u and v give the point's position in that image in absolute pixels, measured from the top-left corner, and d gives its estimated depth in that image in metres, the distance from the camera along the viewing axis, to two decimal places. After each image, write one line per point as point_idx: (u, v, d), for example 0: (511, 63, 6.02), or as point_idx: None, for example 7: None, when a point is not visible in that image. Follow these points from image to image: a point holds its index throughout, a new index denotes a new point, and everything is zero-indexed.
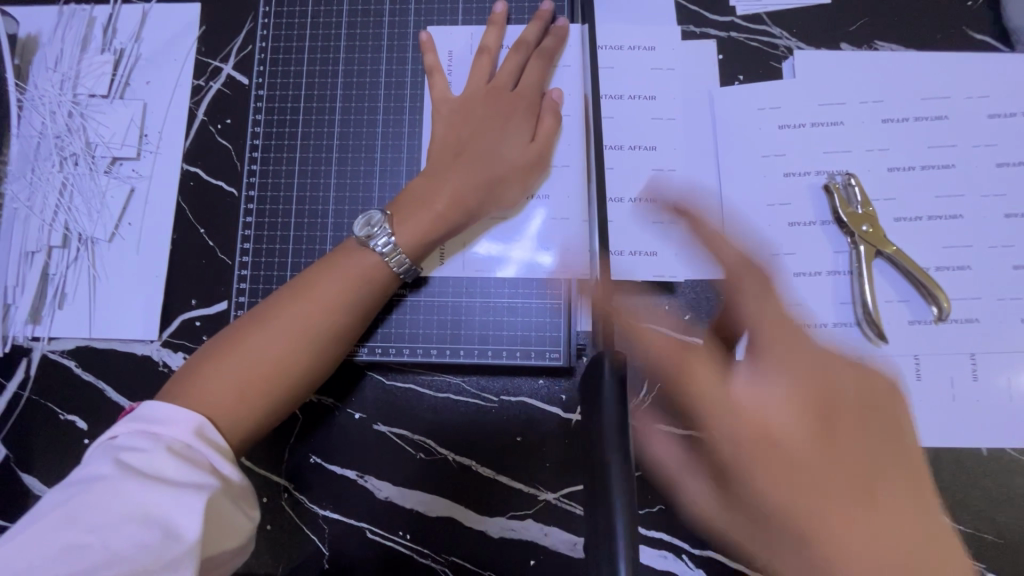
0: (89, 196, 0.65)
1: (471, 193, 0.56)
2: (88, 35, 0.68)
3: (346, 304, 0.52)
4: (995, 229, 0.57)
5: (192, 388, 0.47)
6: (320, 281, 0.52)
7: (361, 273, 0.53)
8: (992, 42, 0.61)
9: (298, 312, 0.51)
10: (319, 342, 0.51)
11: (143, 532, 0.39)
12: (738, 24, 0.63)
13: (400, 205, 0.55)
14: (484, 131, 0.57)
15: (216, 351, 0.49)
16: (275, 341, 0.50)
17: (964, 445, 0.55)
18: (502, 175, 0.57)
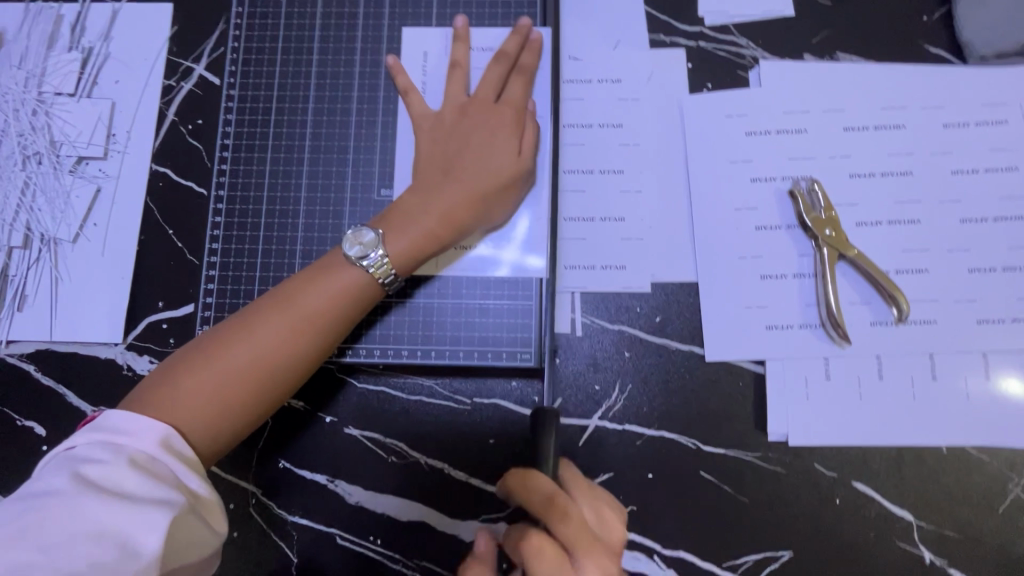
0: (53, 195, 0.64)
1: (462, 210, 0.55)
2: (56, 33, 0.67)
3: (327, 318, 0.52)
4: (951, 233, 0.59)
5: (164, 398, 0.46)
6: (301, 294, 0.52)
7: (344, 286, 0.53)
8: (945, 55, 0.63)
9: (278, 325, 0.50)
10: (298, 355, 0.51)
11: (100, 549, 0.38)
12: (706, 34, 0.65)
13: (387, 219, 0.55)
14: (472, 147, 0.57)
15: (190, 361, 0.48)
16: (253, 356, 0.49)
17: (925, 444, 0.57)
18: (494, 191, 0.57)
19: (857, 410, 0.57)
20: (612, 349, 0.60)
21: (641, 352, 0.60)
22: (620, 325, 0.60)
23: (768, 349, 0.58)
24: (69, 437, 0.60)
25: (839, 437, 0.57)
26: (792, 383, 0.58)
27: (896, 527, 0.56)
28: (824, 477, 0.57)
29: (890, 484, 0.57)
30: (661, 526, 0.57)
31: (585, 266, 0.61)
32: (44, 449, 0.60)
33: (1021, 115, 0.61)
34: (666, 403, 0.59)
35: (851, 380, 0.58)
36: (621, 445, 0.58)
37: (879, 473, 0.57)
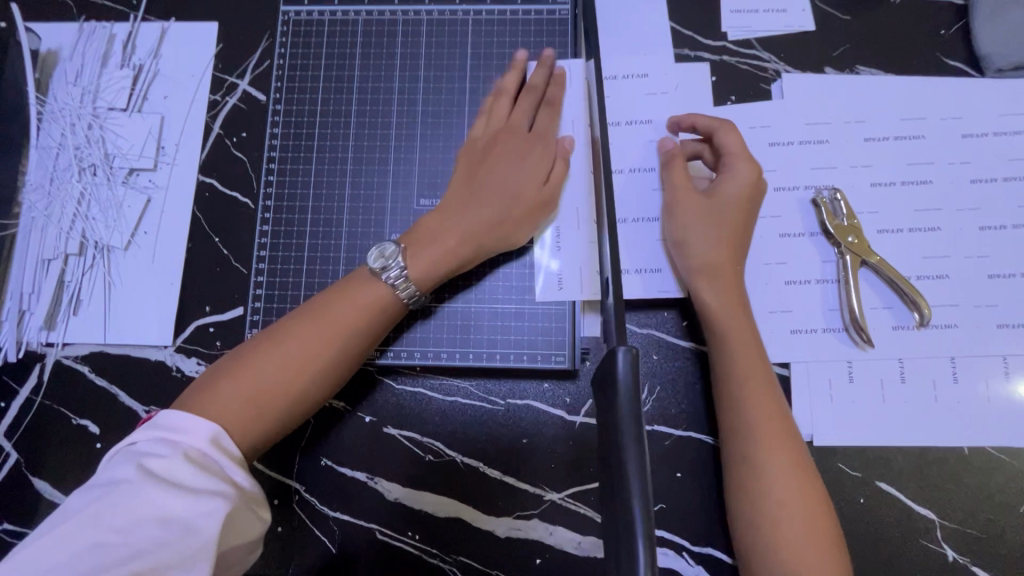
0: (106, 205, 0.67)
1: (485, 232, 0.58)
2: (109, 51, 0.70)
3: (362, 330, 0.54)
4: (971, 240, 0.61)
5: (208, 401, 0.49)
6: (337, 305, 0.54)
7: (378, 298, 0.55)
8: (964, 68, 0.65)
9: (315, 335, 0.53)
10: (333, 364, 0.53)
11: (160, 535, 0.41)
12: (729, 49, 0.67)
13: (413, 236, 0.58)
14: (500, 167, 0.60)
15: (232, 367, 0.51)
16: (289, 361, 0.51)
17: (948, 444, 0.58)
18: (516, 211, 0.59)
19: (880, 412, 0.59)
20: (642, 352, 0.62)
21: (669, 355, 0.62)
22: (648, 330, 0.62)
23: (793, 353, 0.60)
24: (121, 435, 0.63)
25: (862, 438, 0.59)
26: (817, 386, 0.60)
27: (920, 526, 0.57)
28: (848, 477, 0.58)
29: (913, 484, 0.58)
30: (689, 522, 0.59)
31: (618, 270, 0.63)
32: (97, 446, 0.63)
33: None
34: (693, 404, 0.61)
35: (874, 383, 0.59)
36: (651, 445, 0.60)
37: (903, 473, 0.58)
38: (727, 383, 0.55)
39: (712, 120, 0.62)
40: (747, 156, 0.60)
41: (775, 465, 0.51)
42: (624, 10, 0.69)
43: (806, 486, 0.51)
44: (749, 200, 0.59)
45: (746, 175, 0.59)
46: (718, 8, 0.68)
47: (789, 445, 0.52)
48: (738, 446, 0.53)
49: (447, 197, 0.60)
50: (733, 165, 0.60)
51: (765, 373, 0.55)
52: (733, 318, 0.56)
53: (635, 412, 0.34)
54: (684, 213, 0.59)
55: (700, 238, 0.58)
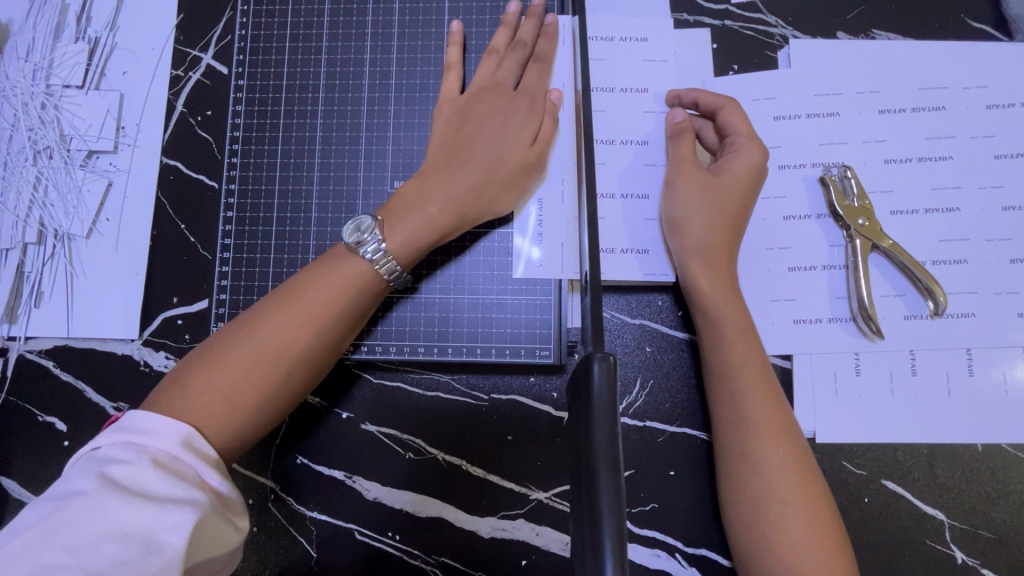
0: (65, 190, 0.63)
1: (469, 197, 0.54)
2: (62, 23, 0.65)
3: (340, 313, 0.50)
4: (993, 221, 0.56)
5: (179, 401, 0.45)
6: (310, 288, 0.50)
7: (354, 279, 0.51)
8: (990, 31, 0.60)
9: (288, 321, 0.49)
10: (312, 350, 0.50)
11: (122, 550, 0.37)
12: (732, 13, 0.61)
13: (390, 207, 0.53)
14: (487, 128, 0.55)
15: (203, 362, 0.47)
16: (264, 353, 0.48)
17: (961, 441, 0.55)
18: (499, 176, 0.54)
19: (888, 406, 0.55)
20: (633, 344, 0.58)
21: (663, 347, 0.58)
22: (640, 319, 0.58)
23: (795, 344, 0.56)
24: (89, 433, 0.61)
25: (869, 434, 0.55)
26: (821, 380, 0.56)
27: (929, 527, 0.54)
28: (853, 475, 0.55)
29: (922, 483, 0.55)
30: (682, 523, 0.56)
31: (608, 250, 0.58)
32: (65, 445, 0.61)
33: None
34: (688, 398, 0.57)
35: (883, 376, 0.55)
36: (642, 443, 0.57)
37: (911, 471, 0.55)
38: (724, 370, 0.51)
39: (716, 96, 0.57)
40: (748, 125, 0.55)
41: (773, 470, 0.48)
42: None
43: (806, 482, 0.47)
44: (754, 183, 0.54)
45: (755, 156, 0.54)
46: None
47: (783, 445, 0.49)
48: (734, 440, 0.49)
49: (428, 161, 0.56)
50: (741, 145, 0.55)
51: (763, 365, 0.51)
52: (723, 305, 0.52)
53: (610, 433, 0.30)
54: (687, 183, 0.54)
55: (699, 216, 0.53)
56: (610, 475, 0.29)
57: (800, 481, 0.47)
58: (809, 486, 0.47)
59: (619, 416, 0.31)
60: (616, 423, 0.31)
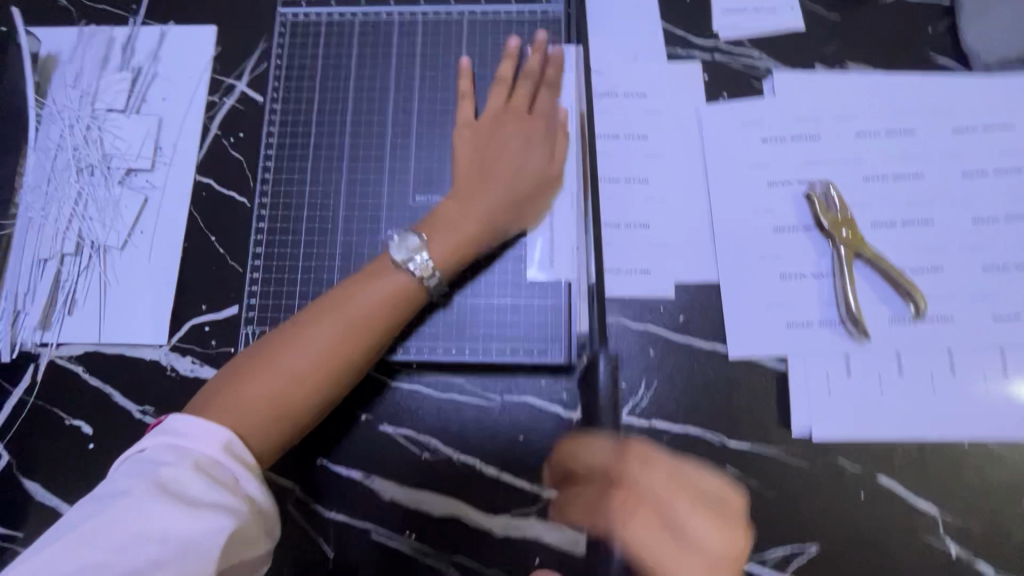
0: (103, 204, 0.67)
1: (501, 216, 0.60)
2: (108, 54, 0.71)
3: (375, 324, 0.54)
4: (964, 233, 0.61)
5: (229, 402, 0.48)
6: (353, 300, 0.54)
7: (389, 292, 0.55)
8: (952, 65, 0.66)
9: (332, 329, 0.52)
10: (354, 357, 0.53)
11: (161, 551, 0.40)
12: (720, 48, 0.68)
13: (429, 223, 0.59)
14: (515, 155, 0.62)
15: (252, 366, 0.51)
16: (311, 359, 0.51)
17: (947, 438, 0.58)
18: (525, 196, 0.61)
19: (879, 404, 0.59)
20: (637, 348, 0.62)
21: (666, 351, 0.62)
22: (644, 324, 0.62)
23: (789, 346, 0.60)
24: (115, 435, 0.63)
25: (862, 431, 0.58)
26: (815, 380, 0.59)
27: (922, 521, 0.57)
28: (849, 472, 0.58)
29: (914, 479, 0.58)
30: None
31: (612, 271, 0.63)
32: (90, 447, 0.63)
33: None
34: (691, 398, 0.60)
35: (872, 375, 0.59)
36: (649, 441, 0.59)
37: (904, 467, 0.58)
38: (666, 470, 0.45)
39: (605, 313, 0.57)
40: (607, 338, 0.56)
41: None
42: (614, 10, 0.70)
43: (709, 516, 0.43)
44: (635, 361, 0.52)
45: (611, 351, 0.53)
46: (710, 8, 0.69)
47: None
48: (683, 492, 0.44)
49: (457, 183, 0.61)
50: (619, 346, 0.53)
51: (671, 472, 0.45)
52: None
53: None
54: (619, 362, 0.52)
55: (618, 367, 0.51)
56: None
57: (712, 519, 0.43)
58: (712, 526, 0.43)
59: None
60: None
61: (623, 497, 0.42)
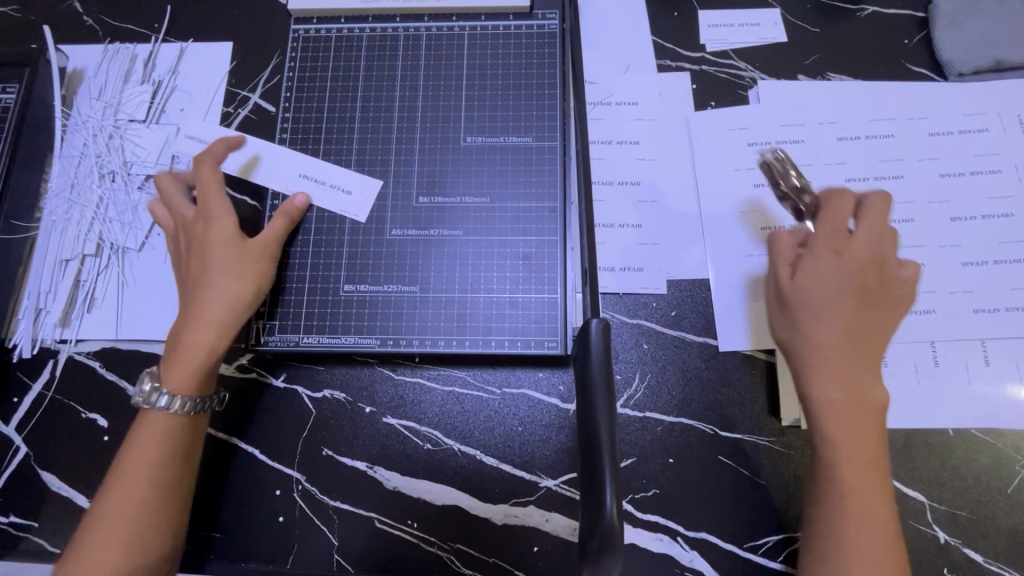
0: (122, 208, 0.71)
1: (205, 339, 0.57)
2: (131, 69, 0.76)
3: (164, 463, 0.54)
4: (943, 230, 0.64)
5: (79, 558, 0.51)
6: (128, 458, 0.54)
7: (162, 435, 0.55)
8: (928, 73, 0.70)
9: (133, 486, 0.53)
10: (154, 506, 0.53)
11: None
12: (707, 59, 0.72)
13: (167, 362, 0.57)
14: (217, 282, 0.59)
15: (82, 536, 0.52)
16: (130, 514, 0.52)
17: (932, 427, 0.60)
18: (225, 317, 0.58)
19: None
20: (630, 341, 0.64)
21: (658, 345, 0.64)
22: (637, 320, 0.65)
23: None
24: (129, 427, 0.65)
25: None
26: None
27: (911, 508, 0.58)
28: None
29: (901, 467, 0.59)
30: (683, 508, 0.59)
31: (607, 268, 0.66)
32: (104, 439, 0.65)
33: (1000, 123, 0.67)
34: (684, 390, 0.63)
35: None
36: (643, 433, 0.61)
37: (891, 456, 0.60)
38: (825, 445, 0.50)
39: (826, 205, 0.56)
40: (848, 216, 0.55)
41: (834, 391, 0.51)
42: (607, 25, 0.74)
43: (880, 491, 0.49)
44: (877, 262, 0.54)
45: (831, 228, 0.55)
46: (697, 22, 0.74)
47: (880, 488, 0.49)
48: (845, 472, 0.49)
49: (186, 284, 0.61)
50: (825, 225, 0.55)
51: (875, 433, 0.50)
52: (842, 331, 0.52)
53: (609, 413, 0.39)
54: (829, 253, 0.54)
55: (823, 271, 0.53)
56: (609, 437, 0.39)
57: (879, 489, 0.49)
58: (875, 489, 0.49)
59: (612, 396, 0.40)
60: (613, 401, 0.40)
61: (813, 313, 0.53)
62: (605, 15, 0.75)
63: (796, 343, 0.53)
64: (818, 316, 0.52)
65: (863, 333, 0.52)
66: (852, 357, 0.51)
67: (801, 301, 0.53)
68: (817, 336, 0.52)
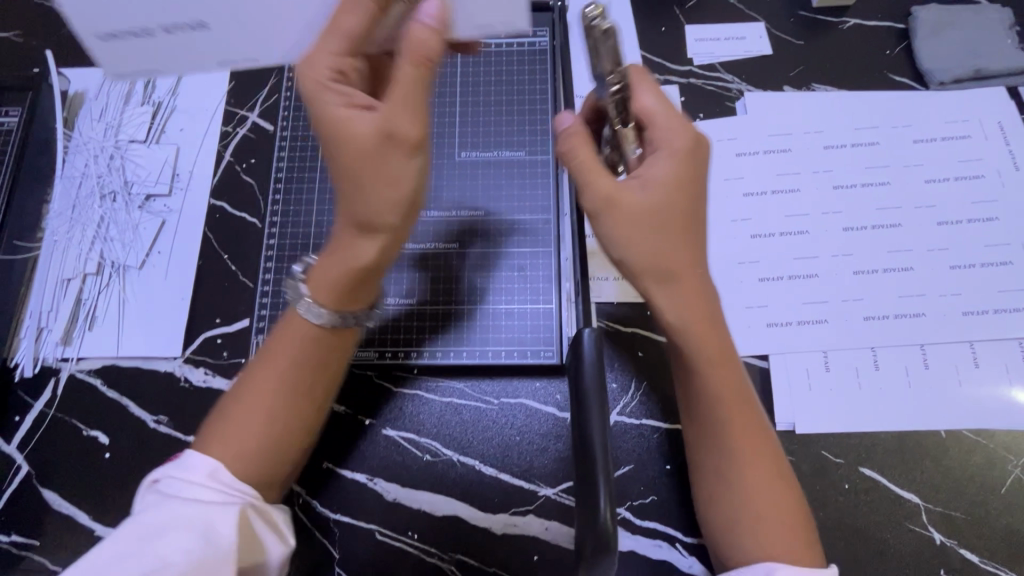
0: (123, 227, 0.72)
1: (363, 256, 0.48)
2: (131, 91, 0.77)
3: (308, 354, 0.51)
4: (929, 234, 0.65)
5: (226, 426, 0.49)
6: (280, 345, 0.50)
7: (299, 338, 0.50)
8: (910, 82, 0.72)
9: (267, 373, 0.50)
10: (296, 385, 0.50)
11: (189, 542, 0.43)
12: (694, 73, 0.74)
13: (330, 257, 0.49)
14: (360, 126, 0.45)
15: (230, 401, 0.50)
16: (254, 393, 0.49)
17: (924, 428, 0.60)
18: (376, 229, 0.47)
19: (857, 398, 0.62)
20: (625, 349, 0.65)
21: (653, 352, 0.65)
22: (632, 328, 0.66)
23: (769, 345, 0.64)
24: (130, 444, 0.66)
25: (845, 425, 0.61)
26: (795, 375, 0.63)
27: (906, 510, 0.59)
28: (833, 463, 0.60)
29: (896, 469, 0.60)
30: (681, 514, 0.60)
31: (600, 278, 0.67)
32: (106, 456, 0.65)
33: (982, 130, 0.68)
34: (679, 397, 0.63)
35: (850, 370, 0.62)
36: (640, 439, 0.62)
37: (885, 458, 0.60)
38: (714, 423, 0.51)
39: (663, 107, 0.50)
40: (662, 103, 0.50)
41: (672, 311, 0.49)
42: None
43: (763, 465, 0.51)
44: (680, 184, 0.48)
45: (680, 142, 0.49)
46: (683, 36, 0.75)
47: (750, 414, 0.51)
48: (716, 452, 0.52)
49: (340, 183, 0.46)
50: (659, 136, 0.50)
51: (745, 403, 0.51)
52: (685, 251, 0.49)
53: (601, 410, 0.41)
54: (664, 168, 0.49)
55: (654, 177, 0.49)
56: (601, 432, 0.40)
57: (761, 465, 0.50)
58: (767, 465, 0.50)
59: (604, 396, 0.42)
60: (604, 400, 0.42)
61: (655, 241, 0.48)
62: None
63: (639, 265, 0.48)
64: (651, 224, 0.48)
65: (697, 254, 0.49)
66: (694, 290, 0.49)
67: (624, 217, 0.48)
68: (656, 258, 0.48)
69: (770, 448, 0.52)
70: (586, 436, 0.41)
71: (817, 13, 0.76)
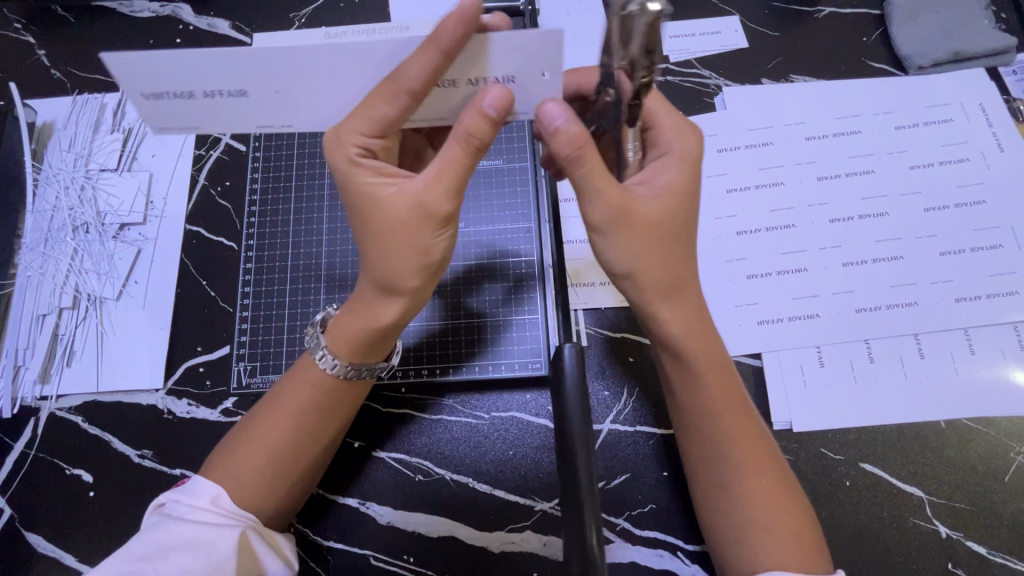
0: (98, 258, 0.71)
1: (385, 315, 0.51)
2: (100, 119, 0.76)
3: (318, 406, 0.53)
4: (917, 221, 0.64)
5: (224, 464, 0.51)
6: (290, 391, 0.53)
7: (311, 389, 0.53)
8: (889, 68, 0.71)
9: (274, 426, 0.52)
10: (301, 439, 0.53)
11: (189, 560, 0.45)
12: (671, 70, 0.73)
13: (349, 322, 0.52)
14: (392, 205, 0.46)
15: (233, 438, 0.53)
16: (261, 447, 0.51)
17: (923, 419, 0.59)
18: (396, 292, 0.50)
19: (854, 392, 0.60)
20: (616, 356, 0.64)
21: (644, 357, 0.64)
22: (621, 333, 0.65)
23: (761, 343, 0.62)
24: (114, 480, 0.64)
25: (844, 420, 0.60)
26: (789, 373, 0.61)
27: (910, 504, 0.57)
28: (833, 461, 0.59)
29: (897, 463, 0.59)
30: (681, 522, 0.58)
31: (585, 284, 0.66)
32: (91, 494, 0.64)
33: (963, 113, 0.68)
34: None
35: (844, 364, 0.61)
36: (636, 447, 0.61)
37: (884, 453, 0.59)
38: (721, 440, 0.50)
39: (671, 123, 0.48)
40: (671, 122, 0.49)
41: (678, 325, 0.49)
42: (570, 42, 0.75)
43: (776, 490, 0.49)
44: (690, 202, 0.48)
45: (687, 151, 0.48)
46: None
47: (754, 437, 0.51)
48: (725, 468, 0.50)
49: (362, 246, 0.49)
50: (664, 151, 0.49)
51: (750, 422, 0.51)
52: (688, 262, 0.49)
53: (584, 430, 0.41)
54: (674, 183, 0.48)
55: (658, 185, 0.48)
56: (585, 454, 0.39)
57: (773, 487, 0.49)
58: (770, 487, 0.49)
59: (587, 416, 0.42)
60: (587, 420, 0.41)
61: (669, 259, 0.48)
62: (567, 32, 0.75)
63: (632, 280, 0.48)
64: (663, 238, 0.47)
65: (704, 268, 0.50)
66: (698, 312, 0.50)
67: (615, 231, 0.46)
68: (667, 274, 0.48)
69: (768, 451, 0.50)
70: (570, 453, 0.40)
71: (792, 3, 0.75)
